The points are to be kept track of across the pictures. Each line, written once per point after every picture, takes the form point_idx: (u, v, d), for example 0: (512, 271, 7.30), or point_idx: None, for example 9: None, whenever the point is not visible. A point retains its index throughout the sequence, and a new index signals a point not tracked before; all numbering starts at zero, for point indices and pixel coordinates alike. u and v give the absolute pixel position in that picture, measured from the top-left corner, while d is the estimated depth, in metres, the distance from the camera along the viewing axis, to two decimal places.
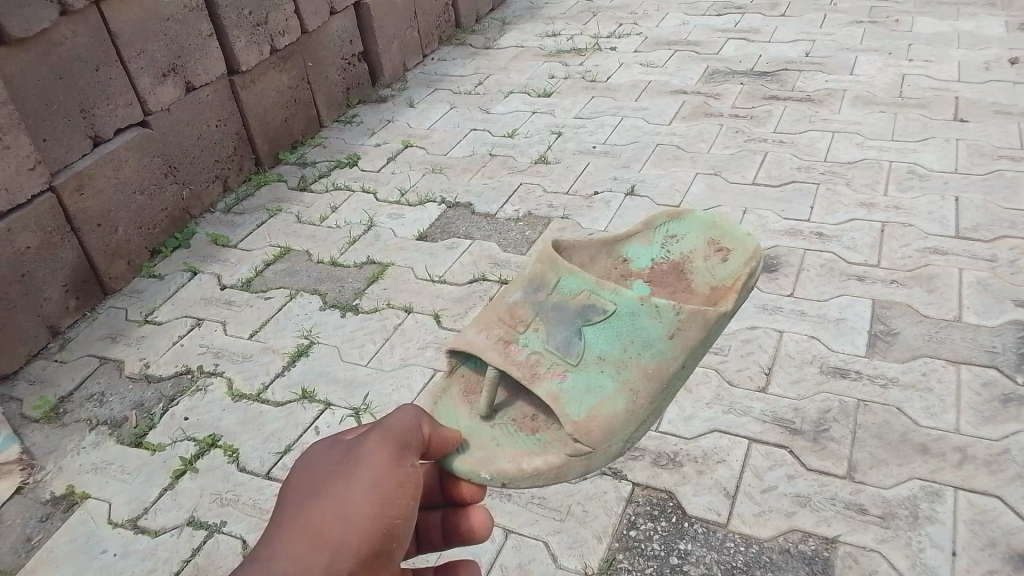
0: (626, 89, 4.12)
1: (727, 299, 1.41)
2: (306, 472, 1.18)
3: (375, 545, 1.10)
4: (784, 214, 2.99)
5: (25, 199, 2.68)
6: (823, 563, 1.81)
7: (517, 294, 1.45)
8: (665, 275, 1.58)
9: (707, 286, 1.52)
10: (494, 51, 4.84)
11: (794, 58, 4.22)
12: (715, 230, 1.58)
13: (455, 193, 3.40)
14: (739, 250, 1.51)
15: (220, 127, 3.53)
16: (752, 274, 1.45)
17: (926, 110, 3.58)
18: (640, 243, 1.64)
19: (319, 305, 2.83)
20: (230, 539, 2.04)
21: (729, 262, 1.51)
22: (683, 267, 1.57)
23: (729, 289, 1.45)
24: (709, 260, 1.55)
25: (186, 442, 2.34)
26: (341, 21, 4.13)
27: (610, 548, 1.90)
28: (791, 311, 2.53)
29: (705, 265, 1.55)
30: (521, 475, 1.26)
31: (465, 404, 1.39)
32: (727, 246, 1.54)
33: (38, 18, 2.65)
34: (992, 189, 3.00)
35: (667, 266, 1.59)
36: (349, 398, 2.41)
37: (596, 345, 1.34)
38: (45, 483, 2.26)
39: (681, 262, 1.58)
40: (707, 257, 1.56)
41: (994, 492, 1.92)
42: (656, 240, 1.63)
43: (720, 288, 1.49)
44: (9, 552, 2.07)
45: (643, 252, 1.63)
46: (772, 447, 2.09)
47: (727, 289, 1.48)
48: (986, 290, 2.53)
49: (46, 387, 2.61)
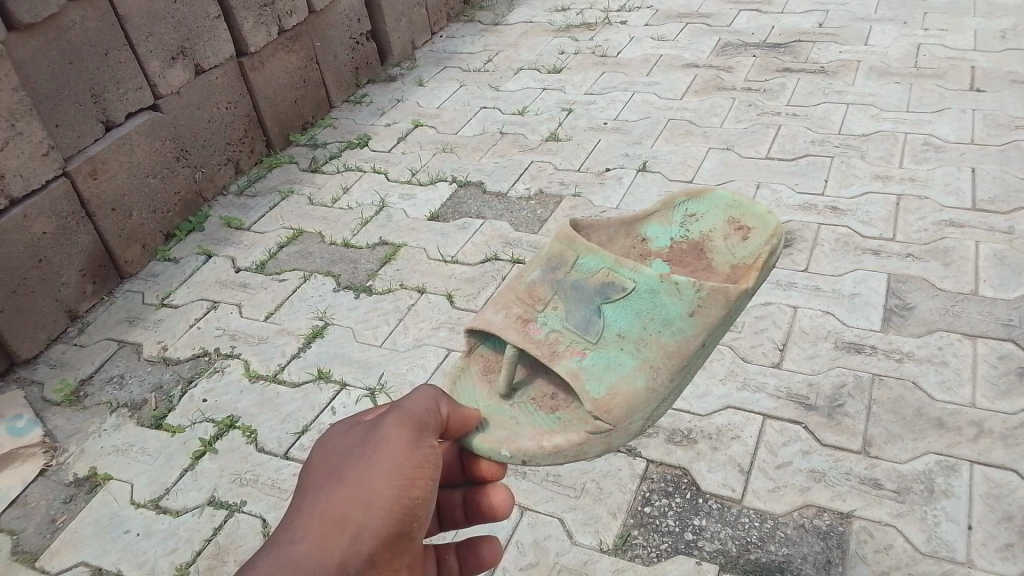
0: (637, 63, 4.08)
1: (748, 277, 1.40)
2: (324, 453, 1.20)
3: (394, 528, 1.13)
4: (798, 189, 2.97)
5: (39, 185, 2.70)
6: (837, 538, 1.82)
7: (535, 273, 1.44)
8: (685, 254, 1.57)
9: (728, 265, 1.51)
10: (503, 27, 4.79)
11: (808, 29, 4.16)
12: (735, 208, 1.57)
13: (467, 172, 3.40)
14: (759, 229, 1.50)
15: (231, 109, 3.53)
16: (773, 252, 1.44)
17: (942, 80, 3.52)
18: (660, 223, 1.62)
19: (333, 287, 2.84)
20: (250, 519, 2.08)
21: (749, 242, 1.51)
22: (702, 247, 1.56)
23: (750, 268, 1.45)
24: (729, 239, 1.54)
25: (204, 423, 2.37)
26: (349, 0, 4.10)
27: (625, 524, 1.91)
28: (805, 286, 2.51)
29: (725, 245, 1.54)
30: (540, 453, 1.26)
31: (485, 383, 1.40)
32: (748, 226, 1.53)
33: (46, 4, 2.65)
34: (1009, 160, 2.97)
35: (686, 246, 1.58)
36: (364, 379, 2.43)
37: (616, 323, 1.35)
38: (67, 466, 2.30)
39: (700, 241, 1.57)
40: (726, 237, 1.55)
41: (1011, 466, 1.91)
42: (676, 220, 1.61)
43: (740, 267, 1.49)
44: (35, 534, 2.12)
45: (663, 232, 1.61)
46: (786, 423, 2.09)
47: (748, 267, 1.47)
48: (1003, 262, 2.51)
49: (66, 371, 2.64)
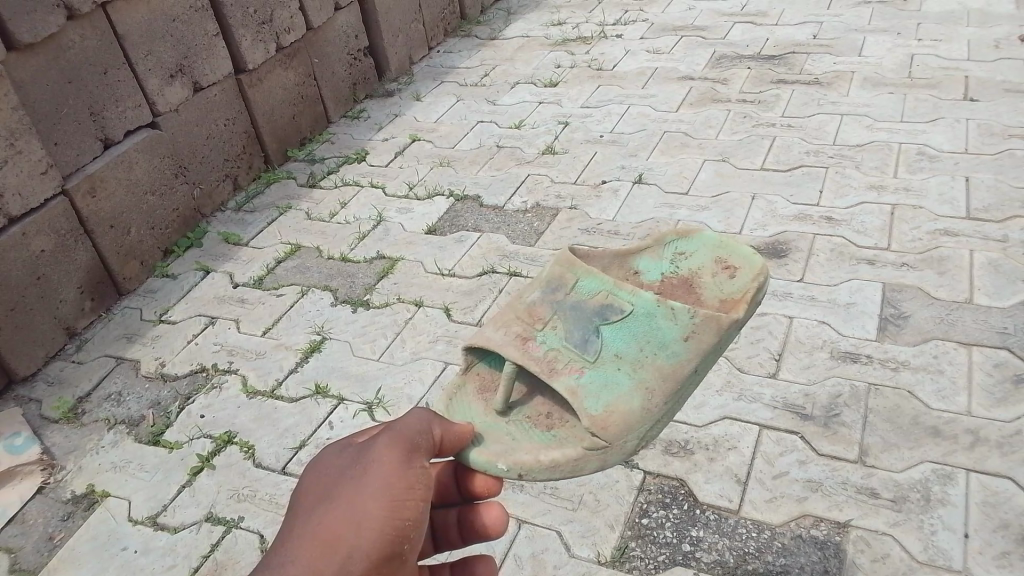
0: (633, 76, 4.10)
1: (738, 309, 1.40)
2: (317, 475, 1.20)
3: (386, 549, 1.13)
4: (794, 199, 2.98)
5: (37, 203, 2.72)
6: (835, 548, 1.82)
7: (535, 294, 1.44)
8: (675, 289, 1.55)
9: (716, 299, 1.50)
10: (499, 42, 4.82)
11: (803, 41, 4.18)
12: (723, 248, 1.57)
13: (463, 186, 3.41)
14: (746, 268, 1.50)
15: (229, 126, 3.55)
16: (760, 288, 1.45)
17: (936, 90, 3.54)
18: (651, 258, 1.61)
19: (330, 301, 2.85)
20: (248, 534, 2.08)
21: (736, 279, 1.50)
22: (691, 282, 1.55)
23: (738, 303, 1.44)
24: (716, 276, 1.53)
25: (202, 439, 2.38)
26: (346, 16, 4.13)
27: (622, 536, 1.91)
28: (800, 296, 2.52)
29: (713, 282, 1.53)
30: (538, 467, 1.27)
31: (480, 400, 1.40)
32: (734, 264, 1.53)
33: (46, 24, 2.68)
34: (1003, 168, 2.98)
35: (676, 280, 1.56)
36: (361, 393, 2.44)
37: (614, 344, 1.35)
38: (66, 483, 2.30)
39: (689, 277, 1.56)
40: (714, 274, 1.54)
41: (1007, 474, 1.91)
42: (666, 255, 1.60)
43: (728, 301, 1.48)
44: (33, 551, 2.12)
45: (653, 266, 1.60)
46: (783, 433, 2.09)
47: (736, 302, 1.46)
48: (998, 271, 2.51)
49: (65, 388, 2.65)
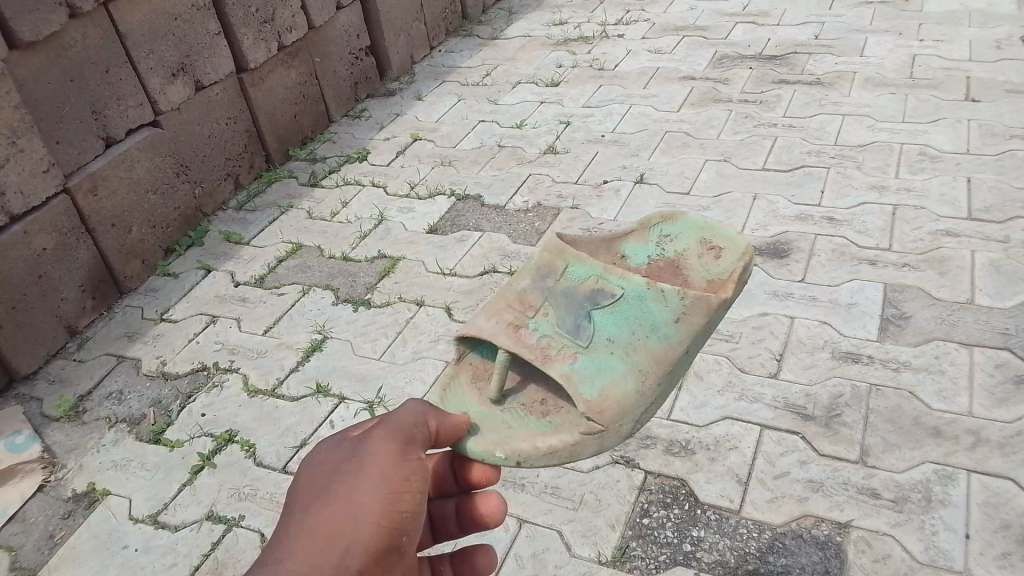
0: (634, 76, 4.10)
1: (726, 289, 1.42)
2: (310, 471, 1.19)
3: (384, 542, 1.13)
4: (795, 199, 2.98)
5: (39, 202, 2.72)
6: (835, 548, 1.81)
7: (526, 281, 1.44)
8: (662, 272, 1.55)
9: (703, 281, 1.50)
10: (501, 41, 4.83)
11: (804, 41, 4.18)
12: (708, 230, 1.58)
13: (465, 185, 3.41)
14: (731, 249, 1.52)
15: (231, 125, 3.55)
16: (746, 267, 1.47)
17: (937, 91, 3.54)
18: (637, 243, 1.62)
19: (331, 301, 2.85)
20: (249, 533, 2.08)
21: (722, 261, 1.51)
22: (678, 265, 1.55)
23: (726, 283, 1.45)
24: (703, 258, 1.54)
25: (203, 437, 2.38)
26: (347, 15, 4.13)
27: (623, 536, 1.91)
28: (801, 296, 2.52)
29: (700, 264, 1.53)
30: (536, 454, 1.27)
31: (474, 390, 1.39)
32: (719, 246, 1.54)
33: (48, 23, 2.68)
34: (1005, 169, 2.98)
35: (663, 263, 1.56)
36: (362, 392, 2.44)
37: (605, 329, 1.35)
38: (67, 481, 2.30)
39: (676, 259, 1.56)
40: (700, 257, 1.54)
41: (1008, 475, 1.91)
42: (651, 239, 1.61)
43: (716, 282, 1.49)
44: (33, 549, 2.12)
45: (640, 251, 1.60)
46: (784, 433, 2.09)
47: (723, 282, 1.47)
48: (999, 272, 2.51)
49: (66, 386, 2.65)
